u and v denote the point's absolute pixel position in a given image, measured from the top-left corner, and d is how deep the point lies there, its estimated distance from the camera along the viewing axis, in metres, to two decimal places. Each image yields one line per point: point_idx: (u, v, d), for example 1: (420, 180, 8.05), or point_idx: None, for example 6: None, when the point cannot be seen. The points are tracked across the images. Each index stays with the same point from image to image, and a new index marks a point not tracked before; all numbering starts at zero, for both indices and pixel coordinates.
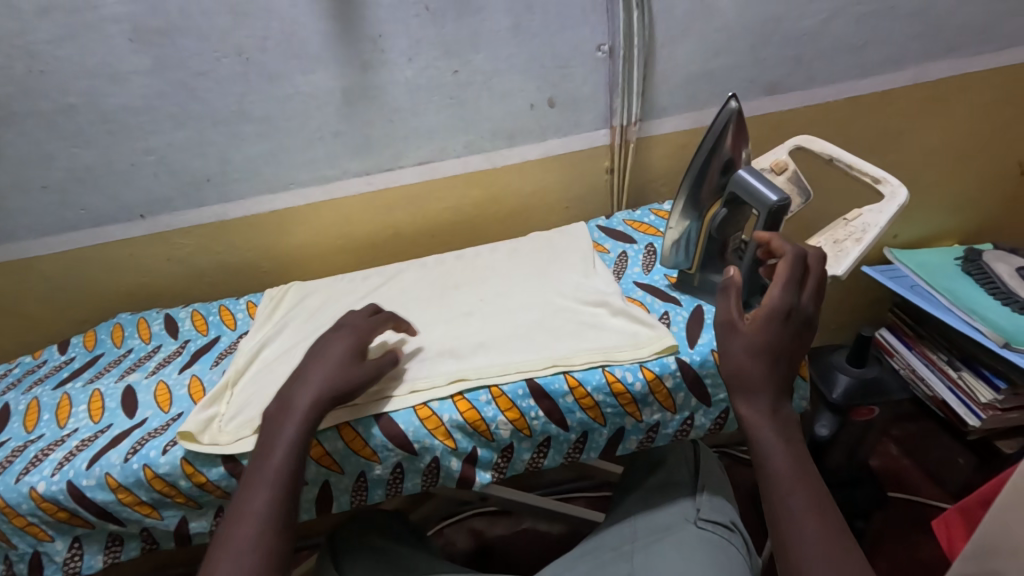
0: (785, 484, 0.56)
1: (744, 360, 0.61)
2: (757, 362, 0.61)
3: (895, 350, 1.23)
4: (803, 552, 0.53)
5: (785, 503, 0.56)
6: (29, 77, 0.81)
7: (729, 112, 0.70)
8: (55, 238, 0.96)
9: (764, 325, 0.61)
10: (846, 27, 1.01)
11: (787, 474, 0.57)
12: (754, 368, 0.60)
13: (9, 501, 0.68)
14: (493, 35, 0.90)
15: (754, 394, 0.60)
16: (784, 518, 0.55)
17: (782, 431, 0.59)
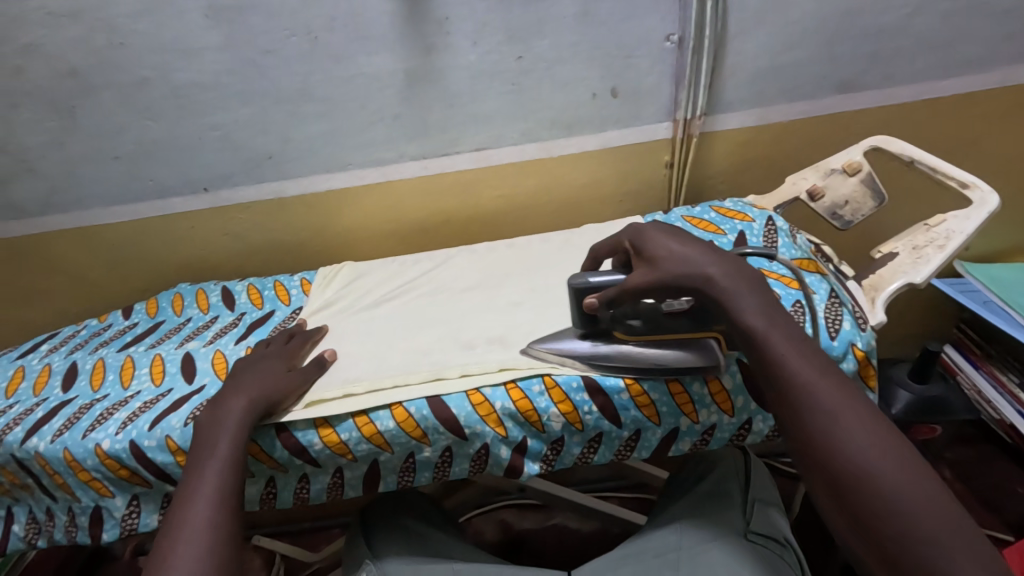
0: (804, 378, 0.51)
1: (680, 252, 0.60)
2: (682, 246, 0.60)
3: (960, 369, 1.16)
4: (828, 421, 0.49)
5: (787, 373, 0.52)
6: (109, 50, 0.84)
7: (531, 350, 0.72)
8: (124, 207, 0.99)
9: (661, 240, 0.62)
10: (931, 24, 0.95)
11: (802, 367, 0.52)
12: (693, 251, 0.59)
13: (76, 455, 0.71)
14: (559, 21, 0.89)
15: (709, 274, 0.58)
16: (811, 418, 0.50)
17: (766, 310, 0.56)
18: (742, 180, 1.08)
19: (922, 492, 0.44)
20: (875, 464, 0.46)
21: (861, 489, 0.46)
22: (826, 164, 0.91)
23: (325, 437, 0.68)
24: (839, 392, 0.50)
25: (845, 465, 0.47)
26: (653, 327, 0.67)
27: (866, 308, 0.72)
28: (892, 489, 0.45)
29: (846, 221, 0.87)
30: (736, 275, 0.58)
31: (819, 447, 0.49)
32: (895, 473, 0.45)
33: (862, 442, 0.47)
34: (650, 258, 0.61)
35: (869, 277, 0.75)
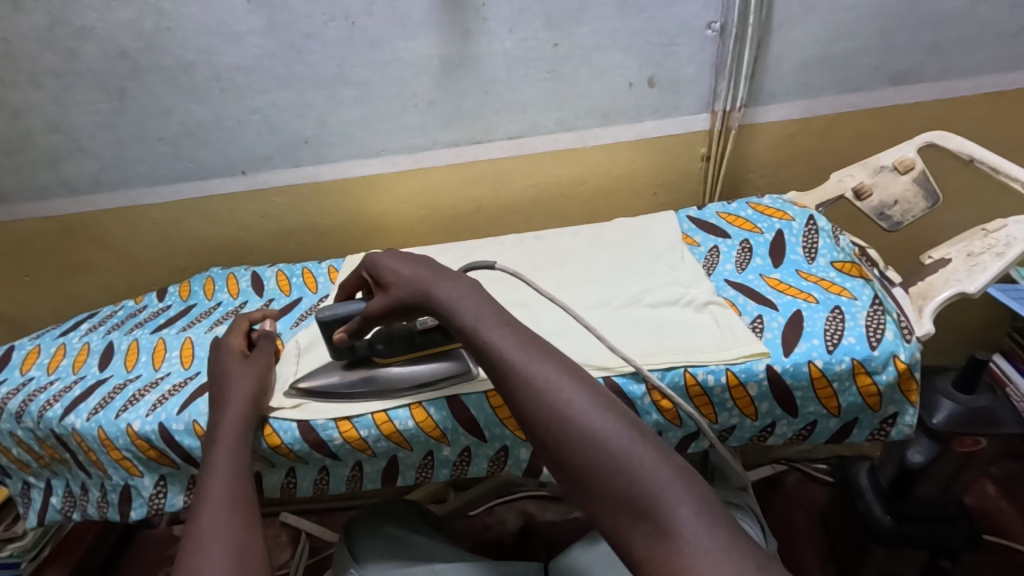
0: (521, 367, 0.49)
1: (407, 269, 0.61)
2: (409, 270, 0.61)
3: (1010, 380, 1.07)
4: (579, 430, 0.44)
5: (534, 375, 0.48)
6: (156, 33, 0.85)
7: (301, 387, 0.71)
8: (165, 189, 1.01)
9: (403, 268, 0.62)
10: (1001, 11, 0.88)
11: (514, 356, 0.50)
12: (409, 273, 0.61)
13: (108, 434, 0.73)
14: (599, 7, 0.85)
15: (440, 281, 0.58)
16: (550, 425, 0.45)
17: (480, 311, 0.55)
18: (784, 174, 1.04)
19: (646, 455, 0.42)
20: (609, 437, 0.43)
21: (591, 465, 0.43)
22: (875, 161, 0.85)
23: (344, 432, 0.68)
24: (557, 372, 0.48)
25: (574, 445, 0.44)
26: (405, 346, 0.69)
27: (913, 318, 0.68)
28: (630, 460, 0.42)
29: (894, 221, 0.82)
30: (450, 291, 0.57)
31: (579, 450, 0.44)
32: (624, 441, 0.43)
33: (593, 419, 0.44)
34: (390, 285, 0.62)
35: (917, 285, 0.70)
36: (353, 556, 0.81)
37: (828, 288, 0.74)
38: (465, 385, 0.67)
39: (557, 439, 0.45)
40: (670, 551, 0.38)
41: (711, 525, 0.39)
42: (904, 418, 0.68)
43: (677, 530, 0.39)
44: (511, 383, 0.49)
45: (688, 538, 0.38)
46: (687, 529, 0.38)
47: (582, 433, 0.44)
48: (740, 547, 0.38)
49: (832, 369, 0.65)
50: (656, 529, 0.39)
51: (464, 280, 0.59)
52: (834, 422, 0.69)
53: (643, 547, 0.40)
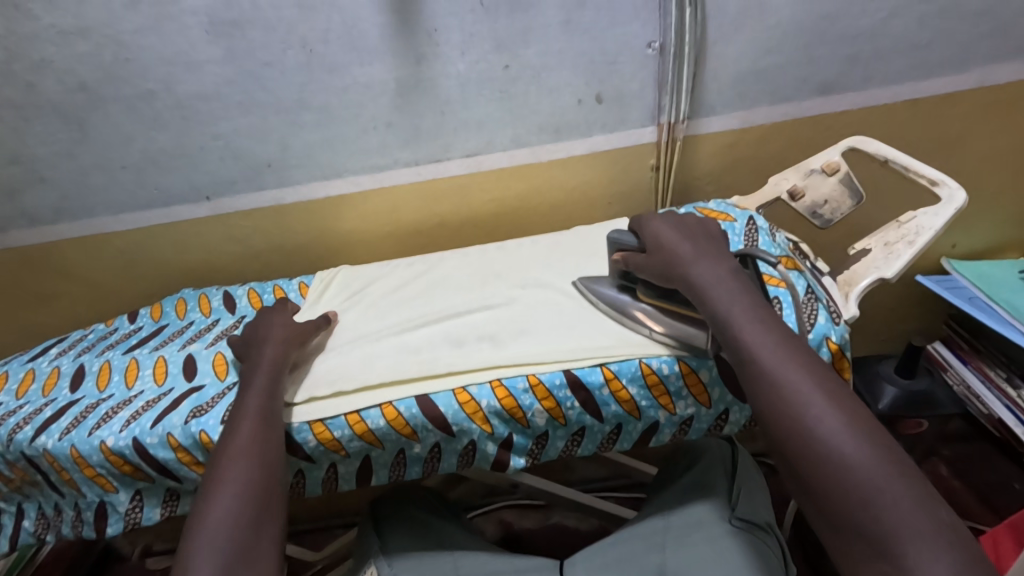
0: (780, 382, 0.56)
1: (675, 244, 0.72)
2: (677, 241, 0.72)
3: (949, 365, 1.18)
4: (824, 458, 0.50)
5: (791, 392, 0.55)
6: (115, 64, 0.88)
7: (580, 282, 0.84)
8: (131, 215, 1.04)
9: (674, 236, 0.73)
10: (907, 26, 0.98)
11: (773, 369, 0.56)
12: (674, 244, 0.72)
13: (82, 451, 0.75)
14: (544, 30, 0.92)
15: (694, 265, 0.68)
16: (798, 446, 0.52)
17: (761, 321, 0.61)
18: (729, 182, 1.11)
19: (902, 497, 0.47)
20: (862, 470, 0.48)
21: (840, 494, 0.49)
22: (806, 165, 0.93)
23: (318, 434, 0.71)
24: (812, 390, 0.54)
25: (821, 470, 0.50)
26: (661, 295, 0.74)
27: (840, 304, 0.74)
28: (881, 496, 0.47)
29: (825, 219, 0.91)
30: (713, 267, 0.67)
31: (827, 477, 0.50)
32: (875, 476, 0.48)
33: (841, 442, 0.50)
34: (654, 245, 0.74)
35: (844, 273, 0.77)
36: (383, 550, 0.83)
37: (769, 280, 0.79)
38: (439, 384, 0.72)
39: (809, 468, 0.51)
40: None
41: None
42: None
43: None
44: (762, 391, 0.56)
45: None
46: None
47: (831, 458, 0.50)
48: None
49: None
50: (895, 569, 0.45)
51: (731, 268, 0.68)
52: None
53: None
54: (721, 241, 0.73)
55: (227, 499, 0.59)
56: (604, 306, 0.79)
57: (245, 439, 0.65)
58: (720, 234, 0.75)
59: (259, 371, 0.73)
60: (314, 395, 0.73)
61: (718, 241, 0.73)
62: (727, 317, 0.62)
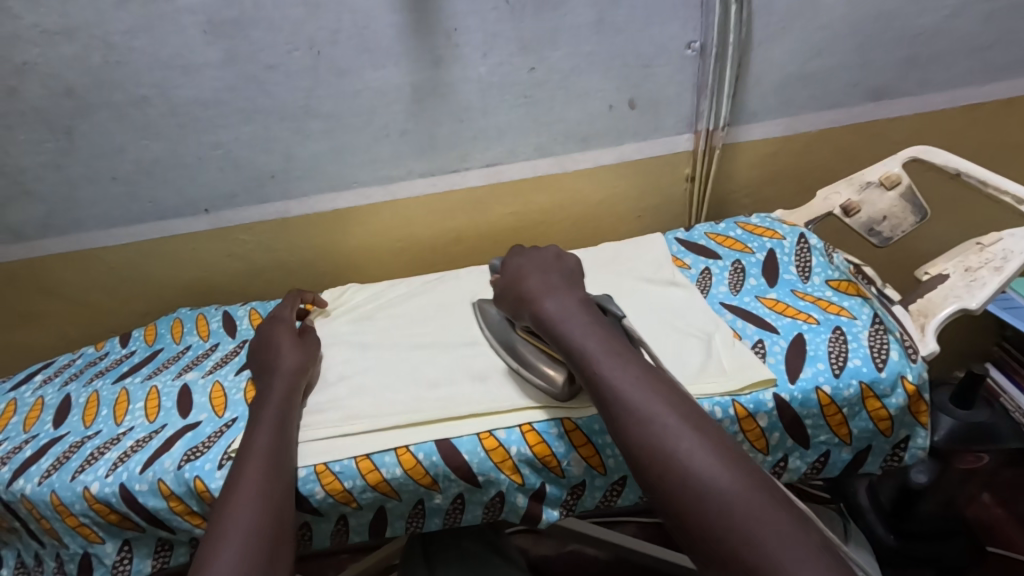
0: (638, 407, 0.49)
1: (536, 279, 0.66)
2: (536, 278, 0.66)
3: (1003, 391, 1.08)
4: (691, 485, 0.44)
5: (651, 420, 0.49)
6: (105, 67, 0.81)
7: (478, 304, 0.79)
8: (123, 229, 0.96)
9: (535, 271, 0.68)
10: (971, 26, 0.89)
11: (628, 395, 0.50)
12: (531, 283, 0.66)
13: (63, 499, 0.67)
14: (573, 31, 0.84)
15: (554, 297, 0.62)
16: (666, 481, 0.45)
17: (612, 347, 0.55)
18: (768, 193, 1.03)
19: (778, 527, 0.40)
20: (739, 504, 0.42)
21: (717, 529, 0.41)
22: (861, 177, 0.84)
23: (327, 485, 0.63)
24: (672, 417, 0.48)
25: (694, 501, 0.43)
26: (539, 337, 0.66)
27: (916, 337, 0.66)
28: (755, 532, 0.40)
29: (884, 238, 0.82)
30: (566, 301, 0.61)
31: (693, 510, 0.43)
32: (745, 504, 0.42)
33: (709, 470, 0.44)
34: (513, 281, 0.68)
35: (917, 302, 0.69)
36: None
37: (827, 308, 0.72)
38: (460, 426, 0.64)
39: (677, 498, 0.44)
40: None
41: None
42: (915, 441, 0.65)
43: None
44: (625, 421, 0.50)
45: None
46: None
47: (700, 490, 0.43)
48: None
49: (841, 395, 0.63)
50: None
51: (585, 300, 0.62)
52: (846, 451, 0.66)
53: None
54: (578, 278, 0.67)
55: (230, 550, 0.50)
56: (491, 337, 0.73)
57: (263, 443, 0.60)
58: (579, 273, 0.69)
59: (276, 378, 0.69)
60: (315, 438, 0.65)
61: (577, 275, 0.67)
62: (582, 345, 0.56)
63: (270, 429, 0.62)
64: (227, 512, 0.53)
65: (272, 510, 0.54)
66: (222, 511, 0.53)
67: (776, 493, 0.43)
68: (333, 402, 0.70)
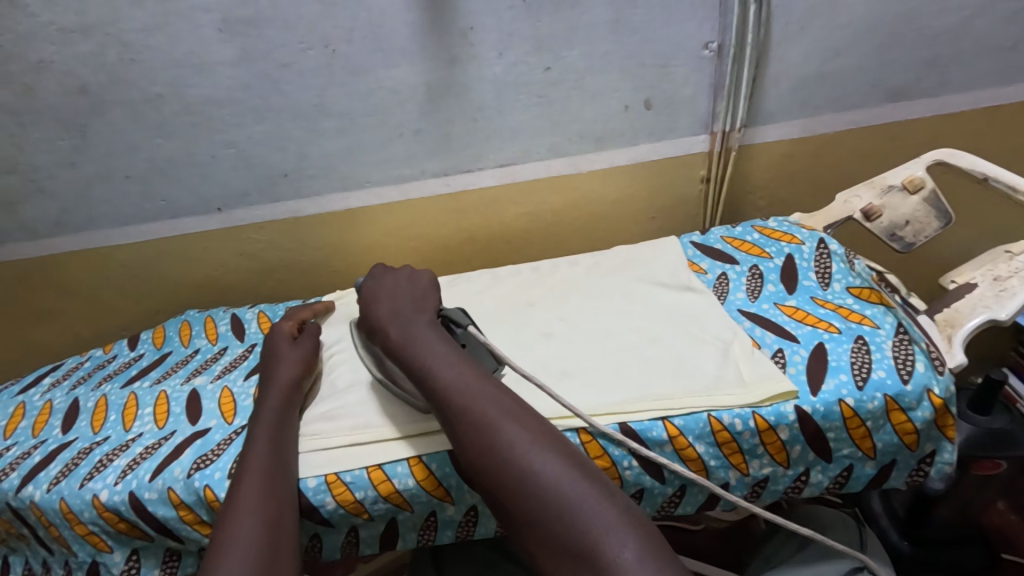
0: (473, 413, 0.54)
1: (389, 300, 0.67)
2: (387, 301, 0.67)
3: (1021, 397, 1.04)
4: (517, 475, 0.49)
5: (484, 418, 0.53)
6: (119, 65, 0.79)
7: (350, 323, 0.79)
8: (136, 228, 0.95)
9: (385, 295, 0.68)
10: (992, 28, 0.87)
11: (461, 399, 0.55)
12: (386, 305, 0.67)
13: (72, 507, 0.66)
14: (590, 30, 0.81)
15: (405, 321, 0.64)
16: (499, 474, 0.50)
17: (455, 358, 0.59)
18: (785, 195, 1.01)
19: (587, 496, 0.47)
20: (559, 486, 0.48)
21: (540, 512, 0.47)
22: (883, 180, 0.82)
23: (337, 496, 0.62)
24: (500, 413, 0.53)
25: (521, 490, 0.49)
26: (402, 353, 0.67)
27: (943, 348, 0.64)
28: (575, 507, 0.46)
29: (906, 243, 0.80)
30: (414, 323, 0.63)
31: (526, 498, 0.48)
32: (563, 483, 0.48)
33: (537, 460, 0.49)
34: (370, 303, 0.69)
35: (943, 312, 0.66)
36: None
37: (849, 317, 0.70)
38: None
39: (512, 489, 0.49)
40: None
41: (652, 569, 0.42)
42: (941, 455, 0.64)
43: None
44: (460, 426, 0.54)
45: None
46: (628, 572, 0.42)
47: (526, 478, 0.49)
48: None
49: (865, 408, 0.61)
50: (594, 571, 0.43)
51: (432, 319, 0.64)
52: (868, 465, 0.64)
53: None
54: (431, 294, 0.68)
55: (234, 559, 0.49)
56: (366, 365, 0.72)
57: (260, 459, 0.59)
58: (432, 286, 0.70)
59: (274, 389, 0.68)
60: (322, 448, 0.64)
61: (425, 294, 0.68)
62: (424, 361, 0.59)
63: (268, 443, 0.61)
64: (228, 524, 0.52)
65: (275, 520, 0.53)
66: (224, 523, 0.52)
67: (589, 469, 0.50)
68: (343, 410, 0.69)
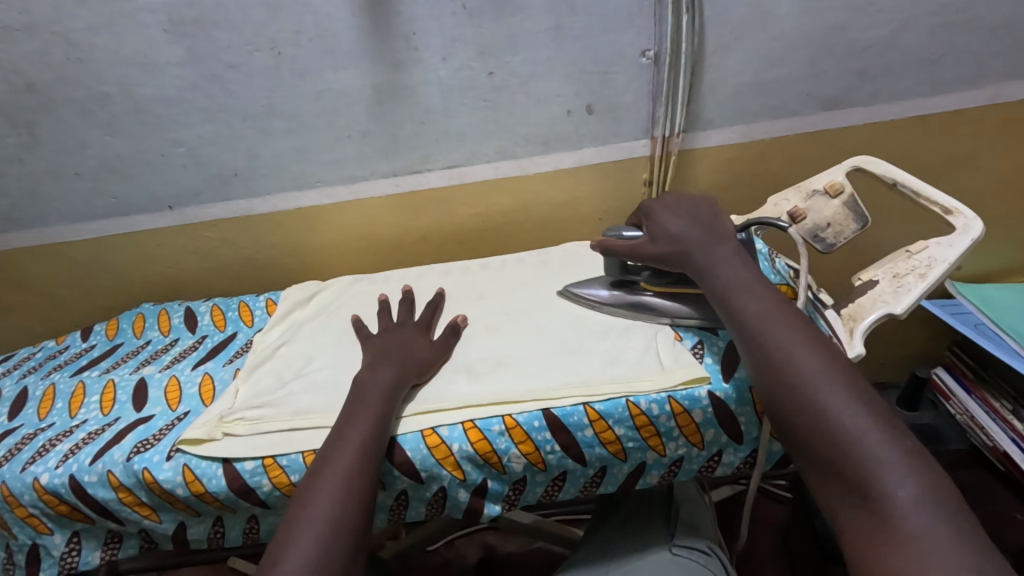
0: (774, 341, 0.56)
1: (681, 224, 0.68)
2: (680, 225, 0.68)
3: (952, 394, 1.11)
4: (809, 400, 0.52)
5: (780, 344, 0.56)
6: (67, 64, 0.81)
7: (566, 293, 0.82)
8: (87, 225, 0.97)
9: (683, 216, 0.69)
10: (918, 40, 0.91)
11: (762, 326, 0.58)
12: (680, 229, 0.68)
13: (13, 490, 0.68)
14: (531, 36, 0.85)
15: (705, 247, 0.66)
16: (787, 401, 0.53)
17: (756, 286, 0.61)
18: (726, 198, 1.06)
19: (870, 435, 0.49)
20: (847, 418, 0.50)
21: (818, 435, 0.51)
22: (808, 185, 0.87)
23: (274, 478, 0.65)
24: (796, 343, 0.56)
25: (802, 414, 0.52)
26: (672, 281, 0.74)
27: (845, 340, 0.68)
28: (856, 440, 0.49)
29: (828, 243, 0.84)
30: (716, 250, 0.65)
31: (814, 429, 0.51)
32: (851, 418, 0.50)
33: (833, 398, 0.51)
34: (657, 235, 0.69)
35: (849, 307, 0.71)
36: None
37: None
38: (405, 420, 0.66)
39: (800, 416, 0.52)
40: (879, 532, 0.45)
41: (928, 514, 0.45)
42: None
43: (892, 510, 0.45)
44: (757, 349, 0.57)
45: (902, 511, 0.45)
46: (901, 509, 0.45)
47: (812, 404, 0.52)
48: (948, 532, 0.44)
49: None
50: (866, 504, 0.47)
51: (735, 247, 0.66)
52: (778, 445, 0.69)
53: (849, 520, 0.48)
54: (721, 218, 0.69)
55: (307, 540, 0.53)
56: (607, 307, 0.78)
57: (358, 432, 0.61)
58: (718, 210, 0.71)
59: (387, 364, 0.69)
60: (266, 432, 0.67)
61: (719, 221, 0.69)
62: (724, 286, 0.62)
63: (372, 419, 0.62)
64: (311, 497, 0.56)
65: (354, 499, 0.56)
66: (303, 498, 0.56)
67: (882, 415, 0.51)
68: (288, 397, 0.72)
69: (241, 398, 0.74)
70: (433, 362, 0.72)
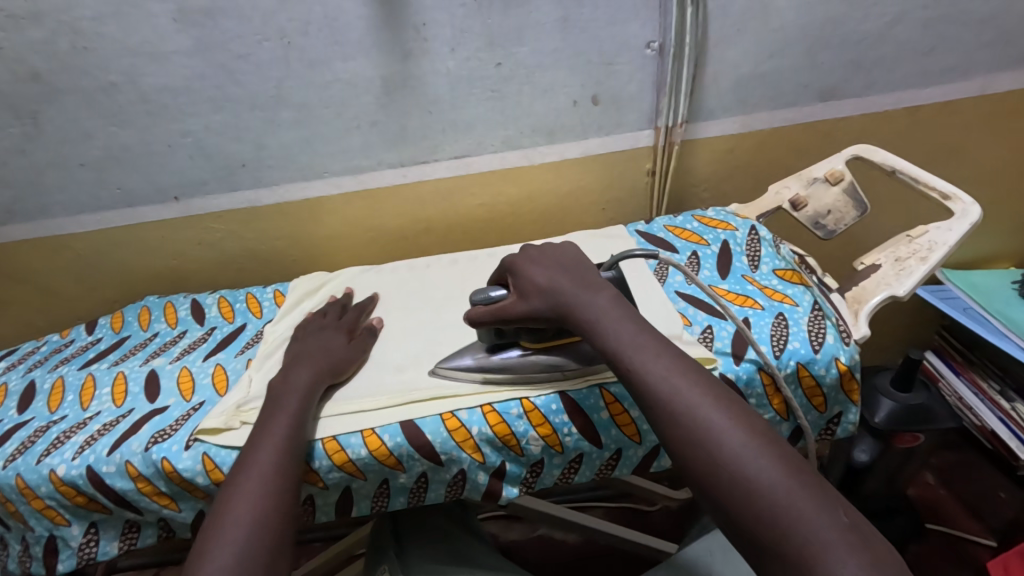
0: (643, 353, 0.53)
1: (532, 270, 0.64)
2: (536, 272, 0.64)
3: (941, 376, 1.16)
4: (690, 408, 0.48)
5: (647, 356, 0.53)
6: (73, 53, 0.80)
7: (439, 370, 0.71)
8: (91, 216, 0.96)
9: (533, 266, 0.65)
10: (910, 33, 0.93)
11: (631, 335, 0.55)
12: (535, 276, 0.63)
13: (28, 482, 0.68)
14: (537, 28, 0.86)
15: (534, 275, 0.64)
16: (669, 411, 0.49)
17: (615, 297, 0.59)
18: (726, 187, 1.08)
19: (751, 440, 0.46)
20: (722, 424, 0.47)
21: (706, 443, 0.46)
22: (808, 173, 0.89)
23: None
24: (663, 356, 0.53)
25: (686, 421, 0.48)
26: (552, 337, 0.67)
27: (850, 322, 0.71)
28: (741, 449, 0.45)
29: (828, 230, 0.87)
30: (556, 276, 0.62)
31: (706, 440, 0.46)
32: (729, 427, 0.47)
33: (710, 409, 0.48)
34: (525, 290, 0.64)
35: (852, 290, 0.74)
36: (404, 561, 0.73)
37: (772, 296, 0.75)
38: (323, 422, 0.67)
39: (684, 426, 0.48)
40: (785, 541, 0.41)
41: (818, 512, 0.42)
42: (847, 416, 0.70)
43: (792, 518, 0.41)
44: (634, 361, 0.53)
45: (800, 516, 0.41)
46: (801, 513, 0.41)
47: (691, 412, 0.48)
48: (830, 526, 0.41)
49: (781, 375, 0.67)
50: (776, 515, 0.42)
51: (552, 266, 0.64)
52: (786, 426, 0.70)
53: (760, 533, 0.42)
54: (570, 251, 0.66)
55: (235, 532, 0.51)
56: (488, 374, 0.68)
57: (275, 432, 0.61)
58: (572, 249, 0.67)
59: (303, 367, 0.69)
60: None
61: (565, 254, 0.66)
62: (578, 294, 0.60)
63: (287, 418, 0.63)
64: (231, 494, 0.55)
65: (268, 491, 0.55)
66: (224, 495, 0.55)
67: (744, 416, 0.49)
68: None
69: (253, 387, 0.74)
70: (350, 365, 0.72)
